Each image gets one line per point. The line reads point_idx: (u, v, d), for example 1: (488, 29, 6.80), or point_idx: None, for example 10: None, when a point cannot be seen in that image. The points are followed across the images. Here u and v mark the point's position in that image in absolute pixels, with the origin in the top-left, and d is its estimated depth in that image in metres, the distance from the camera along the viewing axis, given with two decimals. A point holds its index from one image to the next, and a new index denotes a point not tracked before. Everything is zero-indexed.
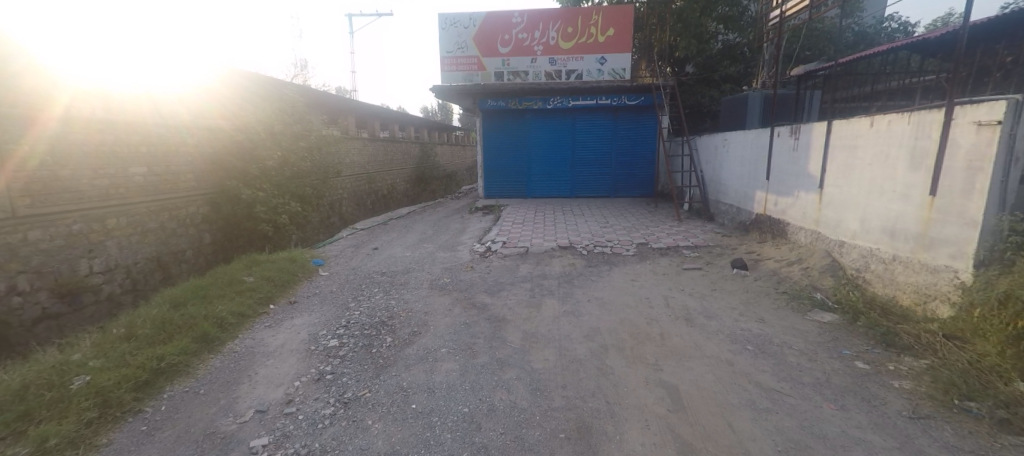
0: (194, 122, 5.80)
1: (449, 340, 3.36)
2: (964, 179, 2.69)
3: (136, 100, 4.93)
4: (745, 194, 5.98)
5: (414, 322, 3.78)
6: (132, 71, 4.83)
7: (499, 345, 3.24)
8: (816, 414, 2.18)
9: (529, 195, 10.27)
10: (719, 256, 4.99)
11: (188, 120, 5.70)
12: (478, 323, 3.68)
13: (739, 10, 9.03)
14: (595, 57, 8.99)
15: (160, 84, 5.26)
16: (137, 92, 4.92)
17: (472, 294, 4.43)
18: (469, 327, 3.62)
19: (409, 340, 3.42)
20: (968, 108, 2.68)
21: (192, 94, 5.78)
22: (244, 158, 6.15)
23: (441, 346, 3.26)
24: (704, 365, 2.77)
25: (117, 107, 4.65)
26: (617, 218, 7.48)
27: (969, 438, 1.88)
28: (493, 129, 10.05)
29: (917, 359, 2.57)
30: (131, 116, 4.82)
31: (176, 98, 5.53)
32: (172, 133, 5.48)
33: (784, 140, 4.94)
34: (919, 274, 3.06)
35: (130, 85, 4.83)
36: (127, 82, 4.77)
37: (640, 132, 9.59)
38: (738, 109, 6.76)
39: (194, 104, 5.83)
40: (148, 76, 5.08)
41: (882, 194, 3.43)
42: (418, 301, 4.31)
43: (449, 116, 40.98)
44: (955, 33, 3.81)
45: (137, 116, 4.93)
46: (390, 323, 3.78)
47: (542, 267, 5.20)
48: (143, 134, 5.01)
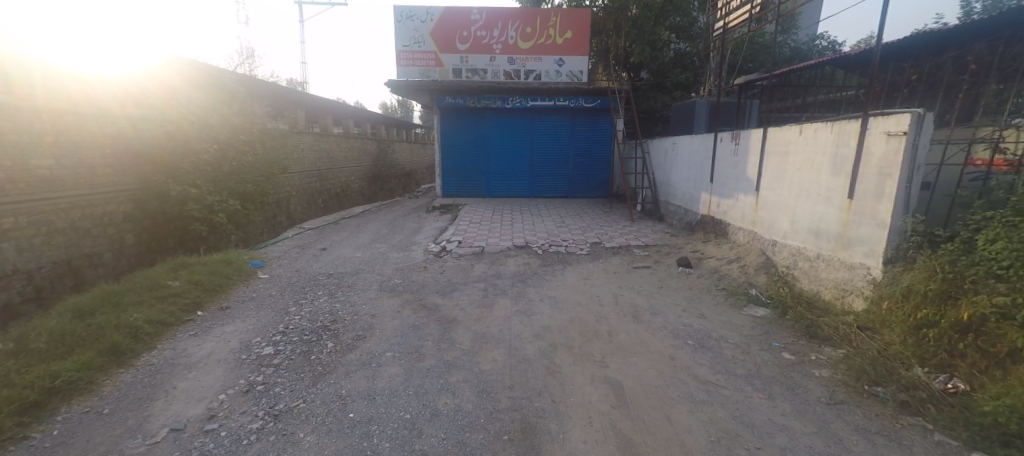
0: (117, 108, 5.19)
1: (395, 344, 3.22)
2: (875, 184, 2.94)
3: (51, 84, 4.37)
4: (691, 196, 6.27)
5: (360, 326, 3.60)
6: (46, 51, 4.28)
7: (447, 347, 3.15)
8: (747, 404, 2.29)
9: (488, 195, 10.20)
10: (666, 255, 5.19)
11: (109, 105, 5.09)
12: (427, 325, 3.56)
13: (690, 20, 9.47)
14: (553, 59, 9.07)
15: (81, 67, 4.70)
16: (47, 71, 4.31)
17: (424, 296, 4.30)
18: (418, 329, 3.50)
19: (352, 345, 3.24)
20: (879, 120, 2.93)
21: (115, 75, 5.15)
22: (176, 152, 5.63)
23: (386, 350, 3.12)
24: (648, 361, 2.84)
25: (25, 92, 4.10)
26: (574, 218, 7.59)
27: (876, 421, 2.04)
28: (452, 127, 9.90)
29: (835, 348, 2.77)
30: (43, 102, 4.27)
31: (95, 79, 4.90)
32: (93, 122, 4.90)
33: (726, 144, 5.20)
34: (839, 271, 3.31)
35: (44, 67, 4.28)
36: (38, 60, 4.19)
37: (597, 134, 9.81)
38: (687, 115, 7.05)
39: (118, 87, 5.21)
40: (67, 57, 4.53)
41: (809, 196, 3.69)
42: (366, 304, 4.11)
43: (410, 113, 39.96)
44: (870, 52, 4.16)
45: (51, 102, 4.37)
46: (333, 328, 3.57)
47: (497, 267, 5.15)
48: (55, 121, 4.43)
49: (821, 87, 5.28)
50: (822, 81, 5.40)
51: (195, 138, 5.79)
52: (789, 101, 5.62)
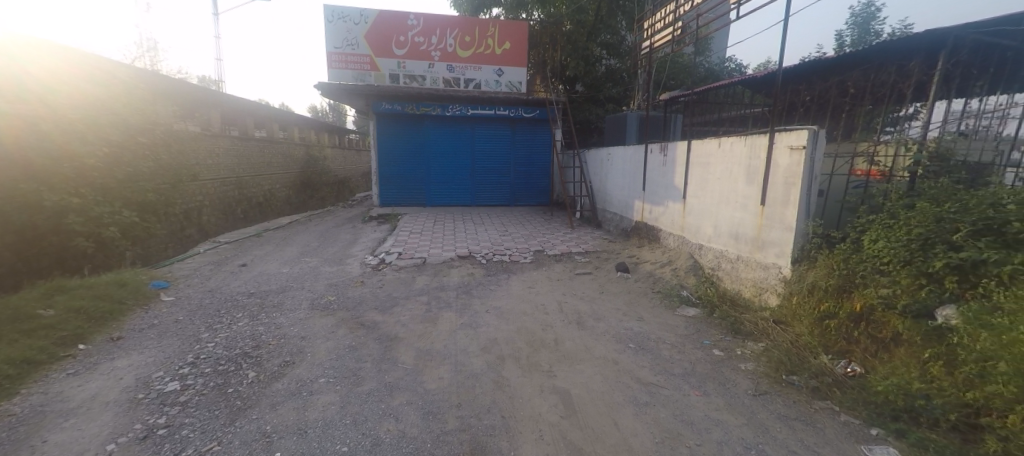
0: None
1: (329, 368, 2.94)
2: (783, 192, 3.31)
3: None
4: (626, 203, 6.61)
5: (287, 350, 3.24)
6: None
7: (388, 367, 2.94)
8: (686, 402, 2.41)
9: (429, 204, 9.94)
10: (605, 261, 5.40)
11: None
12: (366, 345, 3.30)
13: (619, 38, 9.99)
14: (493, 69, 9.13)
15: None
16: None
17: (361, 313, 4.00)
18: (356, 350, 3.24)
19: (278, 372, 2.90)
20: (783, 135, 3.32)
21: None
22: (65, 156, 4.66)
23: (318, 376, 2.83)
24: (593, 367, 2.89)
25: None
26: (516, 226, 7.64)
27: (794, 407, 2.26)
28: (389, 133, 9.52)
29: (756, 342, 3.04)
30: None
31: None
32: None
33: (656, 155, 5.59)
34: (755, 271, 3.66)
35: None
36: None
37: (536, 144, 10.03)
38: (619, 127, 7.45)
39: None
40: None
41: (728, 204, 4.05)
42: (294, 326, 3.72)
43: (341, 118, 37.82)
44: (772, 75, 4.66)
45: None
46: (255, 354, 3.18)
47: (441, 278, 4.99)
48: None
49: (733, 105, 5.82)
50: (733, 100, 5.96)
51: (87, 138, 4.90)
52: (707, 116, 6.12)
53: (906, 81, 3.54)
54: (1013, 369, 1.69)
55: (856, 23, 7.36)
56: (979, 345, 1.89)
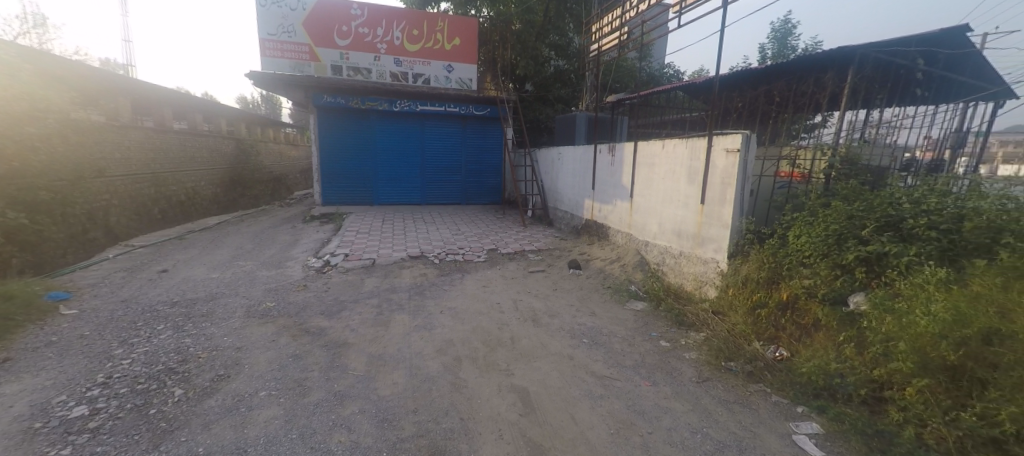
0: None
1: (271, 380, 2.70)
2: (720, 191, 3.58)
3: None
4: (576, 202, 6.80)
5: (220, 363, 2.92)
6: None
7: (337, 375, 2.77)
8: (637, 393, 2.53)
9: (376, 202, 9.54)
10: (558, 258, 5.51)
11: None
12: (311, 353, 3.08)
13: (567, 40, 10.19)
14: (442, 65, 8.92)
15: None
16: None
17: (305, 319, 3.73)
18: (300, 358, 3.01)
19: (211, 388, 2.61)
20: (719, 139, 3.59)
21: None
22: None
23: (258, 389, 2.58)
24: (550, 363, 2.93)
25: None
26: (468, 225, 7.57)
27: (732, 391, 2.46)
28: (332, 128, 8.99)
29: (697, 332, 3.27)
30: None
31: None
32: None
33: (604, 156, 5.80)
34: (696, 266, 3.93)
35: None
36: None
37: (487, 142, 9.99)
38: (569, 128, 7.62)
39: None
40: None
41: (672, 202, 4.30)
42: (228, 336, 3.38)
43: (275, 110, 35.04)
44: (708, 82, 5.00)
45: None
46: (183, 369, 2.83)
47: (391, 280, 4.79)
48: None
49: (674, 109, 6.16)
50: (674, 104, 6.30)
51: None
52: (651, 119, 6.42)
53: (822, 92, 3.94)
54: (911, 348, 2.00)
55: (775, 38, 8.17)
56: (883, 329, 2.20)
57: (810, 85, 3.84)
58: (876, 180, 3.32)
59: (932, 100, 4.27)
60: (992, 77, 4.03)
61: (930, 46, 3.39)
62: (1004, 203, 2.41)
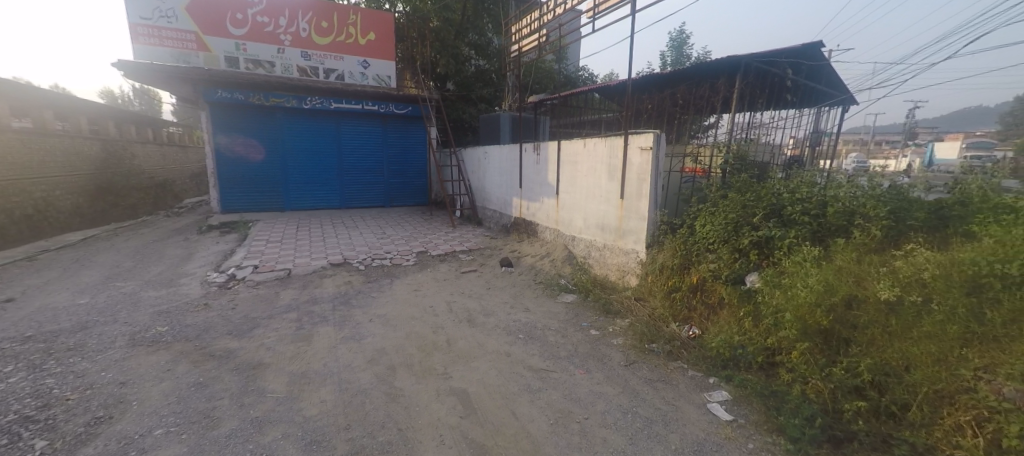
0: None
1: (170, 414, 2.28)
2: (636, 186, 3.88)
3: None
4: (504, 201, 6.87)
5: (100, 402, 2.38)
6: None
7: (253, 400, 2.43)
8: (573, 381, 2.63)
9: (288, 208, 8.67)
10: (490, 257, 5.51)
11: None
12: (218, 379, 2.66)
13: (486, 41, 10.16)
14: (357, 60, 8.38)
15: None
16: None
17: (209, 342, 3.23)
18: (205, 386, 2.58)
19: (87, 433, 2.11)
20: (634, 137, 3.88)
21: None
22: None
23: (153, 427, 2.15)
24: (488, 362, 2.91)
25: None
26: (395, 228, 7.23)
27: (656, 370, 2.69)
28: (230, 126, 7.96)
29: (622, 319, 3.49)
30: None
31: None
32: None
33: (529, 154, 5.94)
34: (619, 257, 4.20)
35: None
36: None
37: (410, 141, 9.63)
38: (493, 127, 7.65)
39: None
40: None
41: (594, 198, 4.55)
42: (105, 370, 2.78)
43: (153, 104, 29.88)
44: (621, 85, 5.34)
45: None
46: (45, 415, 2.26)
47: (312, 290, 4.37)
48: None
49: (591, 110, 6.46)
50: (591, 105, 6.62)
51: None
52: (571, 119, 6.67)
53: (715, 96, 4.43)
54: (795, 317, 2.36)
55: (672, 46, 9.08)
56: (774, 302, 2.56)
57: (706, 90, 4.30)
58: (760, 173, 3.85)
59: (795, 106, 5.06)
60: (837, 86, 4.90)
61: (796, 57, 4.02)
62: (853, 190, 2.97)
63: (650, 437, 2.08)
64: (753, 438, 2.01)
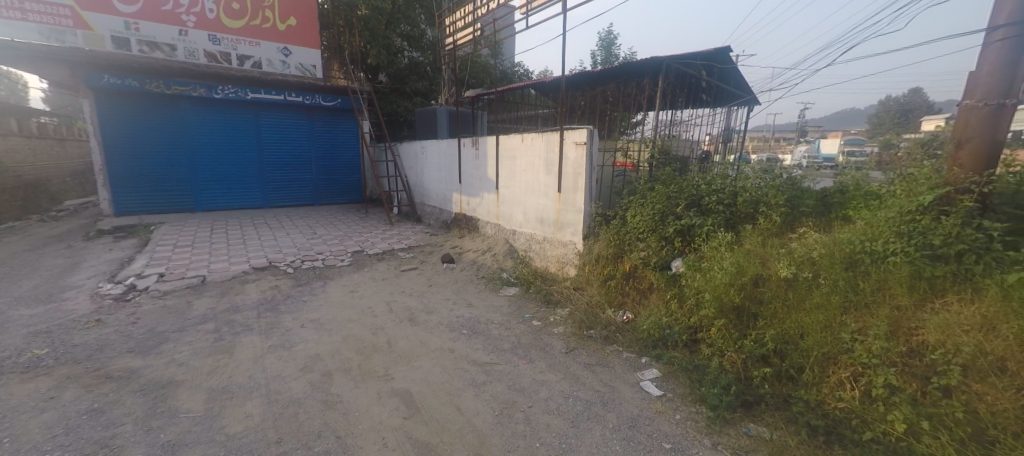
0: None
1: (52, 449, 1.92)
2: (572, 180, 4.01)
3: None
4: (444, 196, 6.74)
5: None
6: None
7: (163, 422, 2.13)
8: (517, 372, 2.67)
9: (200, 208, 7.75)
10: (430, 254, 5.38)
11: None
12: (117, 403, 2.30)
13: (420, 31, 9.62)
14: (276, 47, 7.66)
15: None
16: None
17: (103, 362, 2.78)
18: (101, 412, 2.22)
19: None
20: (569, 132, 4.00)
21: None
22: None
23: None
24: (431, 360, 2.84)
25: None
26: (327, 228, 6.78)
27: (595, 355, 2.81)
28: (121, 116, 6.91)
29: (561, 308, 3.60)
30: None
31: None
32: None
33: (468, 149, 5.86)
34: (558, 249, 4.31)
35: None
36: None
37: (341, 135, 9.06)
38: (430, 121, 7.44)
39: None
40: None
41: (533, 192, 4.62)
42: None
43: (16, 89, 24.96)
44: (556, 82, 5.41)
45: None
46: None
47: (232, 298, 3.95)
48: None
49: (528, 105, 6.50)
50: (527, 100, 6.65)
51: None
52: (508, 114, 6.65)
53: (641, 95, 4.67)
54: (713, 297, 2.60)
55: (602, 46, 9.52)
56: (695, 284, 2.80)
57: (634, 88, 4.51)
58: (681, 167, 4.19)
59: (708, 106, 5.55)
60: (743, 88, 5.47)
61: (709, 61, 4.39)
62: (758, 182, 3.34)
63: (590, 418, 2.17)
64: (680, 409, 2.20)
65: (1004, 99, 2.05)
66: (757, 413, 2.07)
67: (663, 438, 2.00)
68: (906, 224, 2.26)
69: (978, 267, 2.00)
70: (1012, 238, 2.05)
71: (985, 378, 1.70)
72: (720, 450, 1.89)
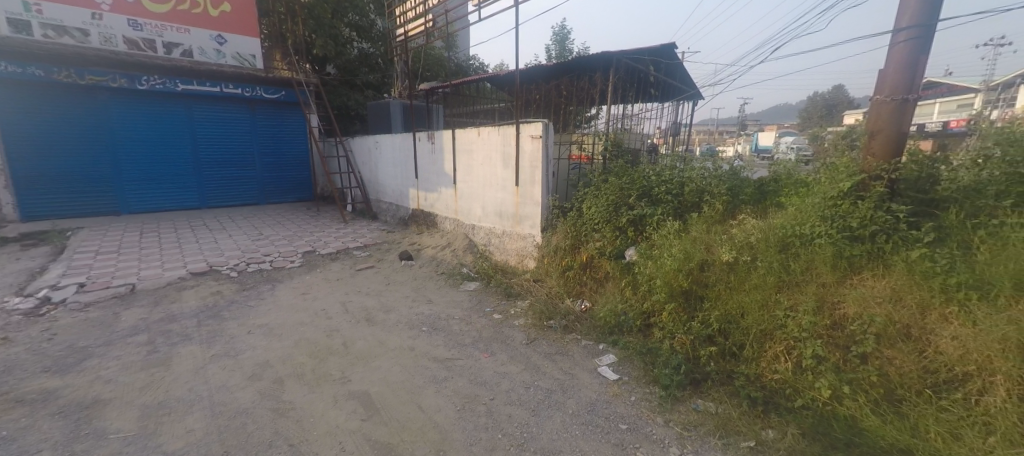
0: None
1: None
2: (529, 173, 4.04)
3: None
4: (400, 192, 6.56)
5: None
6: None
7: (87, 446, 1.92)
8: (478, 366, 2.66)
9: (126, 210, 7.05)
10: (388, 252, 5.23)
11: None
12: (29, 429, 2.04)
13: (370, 21, 9.19)
14: (208, 34, 7.12)
15: None
16: None
17: (10, 384, 2.45)
18: (10, 439, 1.96)
19: None
20: (525, 126, 4.01)
21: None
22: None
23: None
24: (390, 359, 2.77)
25: None
26: (274, 228, 6.39)
27: (554, 344, 2.87)
28: (25, 109, 6.08)
29: (522, 300, 3.63)
30: None
31: None
32: None
33: (424, 144, 5.74)
34: (517, 242, 4.34)
35: None
36: None
37: (287, 130, 8.54)
38: (383, 115, 7.20)
39: None
40: None
41: (491, 186, 4.61)
42: None
43: None
44: (510, 75, 5.39)
45: None
46: None
47: (167, 307, 3.62)
48: None
49: (483, 99, 6.43)
50: (482, 94, 6.58)
51: None
52: (464, 109, 6.55)
53: (593, 89, 4.76)
54: (663, 282, 2.72)
55: (555, 40, 9.63)
56: (647, 271, 2.92)
57: (586, 83, 4.59)
58: (633, 159, 4.34)
59: (656, 100, 5.79)
60: (688, 83, 5.75)
61: (656, 56, 4.57)
62: (702, 172, 3.54)
63: (550, 406, 2.22)
64: (634, 391, 2.30)
65: (907, 94, 2.29)
66: (704, 389, 2.21)
67: (619, 419, 2.07)
68: (829, 209, 2.48)
69: (888, 245, 2.25)
70: (915, 219, 2.32)
71: (895, 344, 1.92)
72: (672, 426, 2.00)
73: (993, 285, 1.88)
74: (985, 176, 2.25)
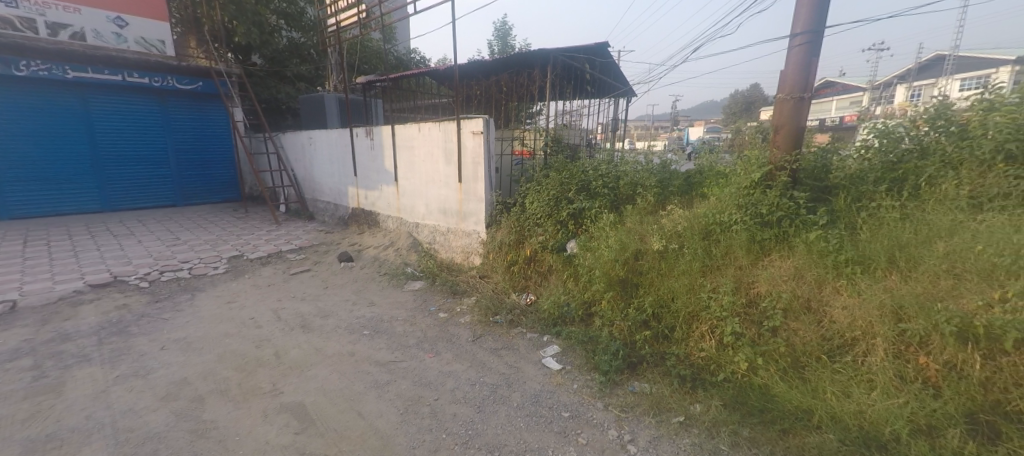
0: None
1: None
2: (472, 169, 4.01)
3: None
4: (338, 191, 6.25)
5: None
6: None
7: None
8: (422, 366, 2.61)
9: (6, 216, 6.05)
10: (326, 253, 4.95)
11: None
12: None
13: (299, 9, 8.50)
14: (105, 15, 6.34)
15: None
16: None
17: None
18: None
19: None
20: (466, 121, 3.98)
21: None
22: None
23: None
24: (328, 367, 2.62)
25: None
26: (194, 232, 5.80)
27: (500, 340, 2.89)
28: None
29: (467, 297, 3.61)
30: None
31: None
32: None
33: (362, 139, 5.49)
34: (461, 239, 4.30)
35: None
36: None
37: (207, 125, 7.76)
38: (317, 109, 6.78)
39: None
40: None
41: (434, 183, 4.53)
42: None
43: None
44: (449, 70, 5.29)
45: None
46: None
47: (59, 325, 3.15)
48: None
49: (424, 94, 6.28)
50: (423, 89, 6.43)
51: None
52: (405, 103, 6.37)
53: (532, 85, 4.81)
54: (602, 273, 2.83)
55: (498, 36, 9.65)
56: (587, 262, 3.03)
57: (525, 79, 4.62)
58: (573, 154, 4.46)
59: (593, 96, 5.98)
60: (621, 80, 6.01)
61: (591, 54, 4.72)
62: (635, 166, 3.72)
63: (495, 400, 2.22)
64: (576, 379, 2.38)
65: (802, 93, 2.55)
66: (640, 372, 2.34)
67: (562, 407, 2.13)
68: (744, 197, 2.70)
69: (791, 229, 2.52)
70: (813, 204, 2.61)
71: (798, 317, 2.15)
72: (610, 409, 2.08)
73: (872, 260, 2.16)
74: (866, 165, 2.61)
